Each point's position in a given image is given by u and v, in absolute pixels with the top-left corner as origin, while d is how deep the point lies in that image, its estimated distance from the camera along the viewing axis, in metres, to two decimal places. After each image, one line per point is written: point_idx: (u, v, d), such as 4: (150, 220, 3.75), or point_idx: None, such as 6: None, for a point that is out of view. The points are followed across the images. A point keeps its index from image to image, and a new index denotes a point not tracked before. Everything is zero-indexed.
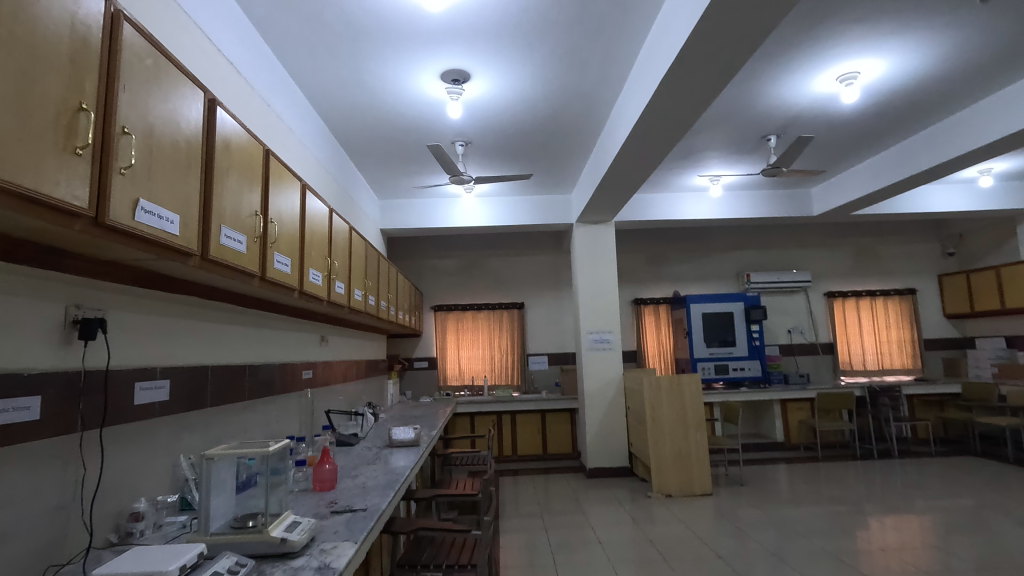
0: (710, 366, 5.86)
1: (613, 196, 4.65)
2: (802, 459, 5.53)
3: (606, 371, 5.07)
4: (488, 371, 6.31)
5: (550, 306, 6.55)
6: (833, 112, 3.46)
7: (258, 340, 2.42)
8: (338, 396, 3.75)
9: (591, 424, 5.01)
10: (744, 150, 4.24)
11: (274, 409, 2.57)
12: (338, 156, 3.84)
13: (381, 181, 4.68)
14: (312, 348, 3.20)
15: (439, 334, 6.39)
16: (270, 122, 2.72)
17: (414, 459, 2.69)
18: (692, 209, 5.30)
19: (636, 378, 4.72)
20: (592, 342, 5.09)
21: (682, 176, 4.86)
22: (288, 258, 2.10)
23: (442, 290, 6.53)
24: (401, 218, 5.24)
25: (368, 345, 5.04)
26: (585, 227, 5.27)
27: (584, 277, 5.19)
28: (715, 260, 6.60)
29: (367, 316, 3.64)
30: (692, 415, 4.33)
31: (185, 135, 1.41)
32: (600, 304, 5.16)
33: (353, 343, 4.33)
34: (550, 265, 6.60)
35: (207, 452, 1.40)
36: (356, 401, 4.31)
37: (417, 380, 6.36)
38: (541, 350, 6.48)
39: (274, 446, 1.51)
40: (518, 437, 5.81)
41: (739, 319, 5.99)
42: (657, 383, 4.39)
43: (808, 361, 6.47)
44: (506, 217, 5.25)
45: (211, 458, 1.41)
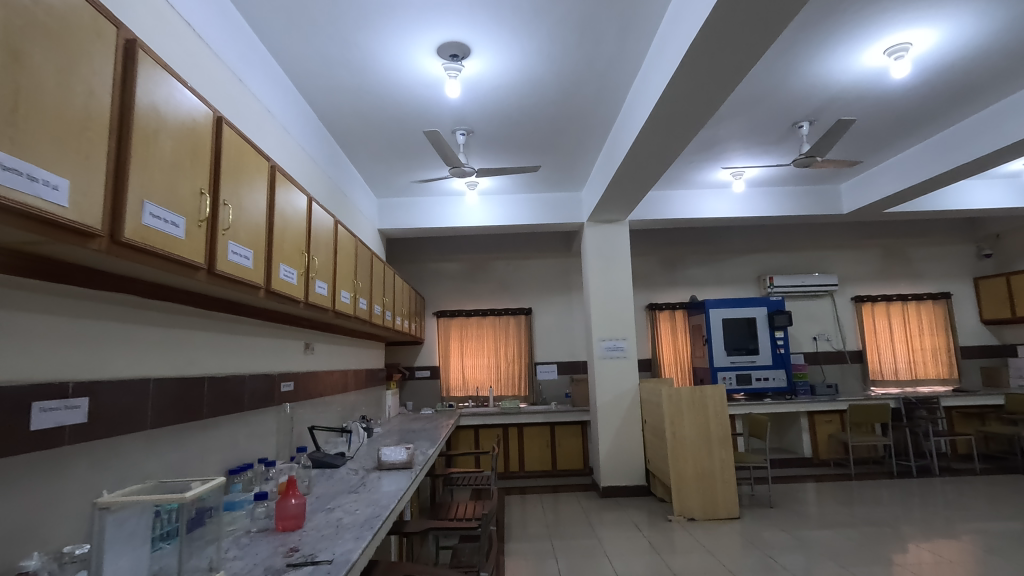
0: (732, 376, 5.47)
1: (627, 192, 4.30)
2: (833, 477, 5.12)
3: (620, 381, 4.70)
4: (493, 380, 5.95)
5: (560, 312, 6.19)
6: (876, 92, 3.10)
7: (221, 347, 2.09)
8: (328, 410, 3.41)
9: (604, 439, 4.64)
10: (772, 140, 3.88)
11: (244, 427, 2.24)
12: (328, 146, 3.51)
13: (377, 176, 4.35)
14: (295, 357, 2.86)
15: (443, 341, 6.05)
16: (244, 102, 2.40)
17: (405, 484, 2.34)
18: (712, 207, 4.94)
19: (653, 389, 4.34)
20: (605, 350, 4.73)
21: (703, 170, 4.49)
22: (249, 250, 1.75)
23: (446, 295, 6.19)
24: (400, 218, 4.91)
25: (365, 353, 4.70)
26: (596, 226, 4.92)
27: (596, 280, 4.84)
28: (734, 263, 6.22)
29: (357, 321, 3.30)
30: (716, 431, 3.93)
31: (87, 79, 1.07)
32: (613, 309, 4.79)
33: (347, 351, 3.99)
34: (559, 269, 6.24)
35: (100, 499, 1.06)
36: (350, 414, 3.97)
37: (419, 390, 6.01)
38: (550, 358, 6.11)
39: (199, 488, 1.18)
40: (526, 451, 5.44)
41: (761, 325, 5.60)
42: (678, 395, 4.01)
43: (835, 370, 6.06)
44: (512, 216, 4.92)
45: (106, 508, 1.06)
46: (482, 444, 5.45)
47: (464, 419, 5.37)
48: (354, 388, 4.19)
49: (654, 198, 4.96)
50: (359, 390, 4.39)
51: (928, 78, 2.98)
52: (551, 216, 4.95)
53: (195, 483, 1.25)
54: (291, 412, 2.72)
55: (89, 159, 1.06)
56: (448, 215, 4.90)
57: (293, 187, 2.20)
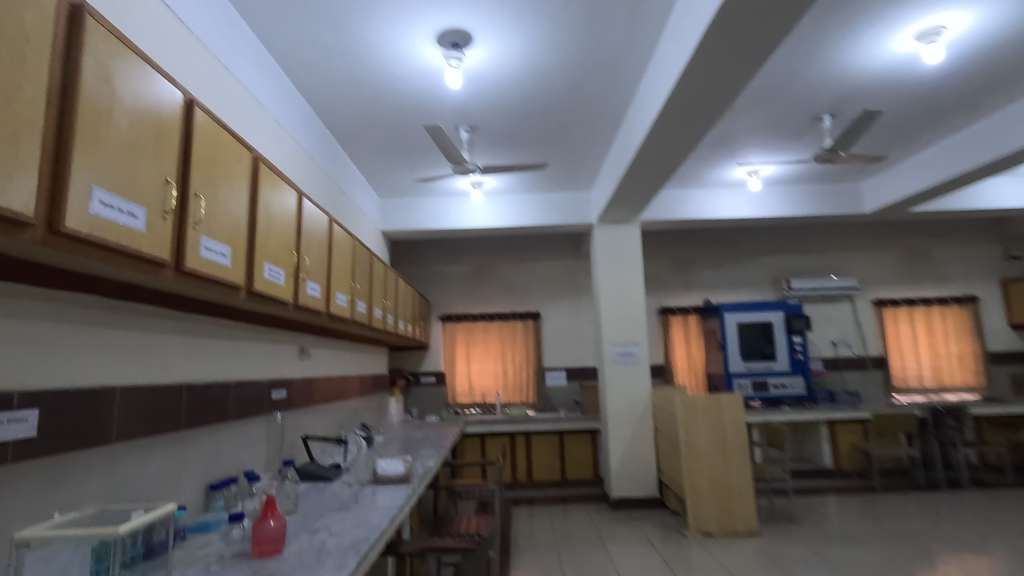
0: (748, 382, 5.26)
1: (638, 190, 4.13)
2: (855, 489, 4.89)
3: (632, 388, 4.52)
4: (501, 387, 5.79)
5: (569, 316, 6.02)
6: (905, 79, 2.92)
7: (202, 352, 1.95)
8: (326, 418, 3.27)
9: (615, 448, 4.45)
10: (791, 135, 3.70)
11: (228, 438, 2.09)
12: (326, 143, 3.38)
13: (379, 175, 4.21)
14: (289, 363, 2.72)
15: (448, 346, 5.90)
16: (231, 93, 2.27)
17: (402, 500, 2.17)
18: (727, 207, 4.75)
19: (666, 397, 4.15)
20: (616, 355, 4.55)
21: (717, 168, 4.31)
22: (227, 248, 1.61)
23: (451, 299, 6.04)
24: (405, 219, 4.78)
25: (368, 359, 4.56)
26: (606, 227, 4.75)
27: (606, 283, 4.66)
28: (749, 266, 6.02)
29: (355, 325, 3.15)
30: (733, 441, 3.73)
31: (17, 45, 0.92)
32: (624, 313, 4.61)
33: (347, 357, 3.85)
34: (567, 271, 6.08)
35: (19, 538, 1.00)
36: (351, 422, 3.83)
37: (424, 397, 5.86)
38: (559, 364, 5.93)
39: (135, 519, 1.13)
40: (534, 460, 5.26)
41: (778, 330, 5.38)
42: (693, 403, 3.81)
43: (856, 377, 5.82)
44: (518, 217, 4.77)
45: (27, 545, 1.02)
46: (488, 453, 5.28)
47: (470, 427, 5.20)
48: (356, 396, 4.04)
49: (667, 198, 4.79)
50: (362, 397, 4.24)
51: (960, 64, 2.79)
52: (560, 216, 4.79)
53: (135, 513, 1.18)
54: (285, 421, 2.57)
55: (18, 137, 0.92)
56: (454, 216, 4.76)
57: (280, 181, 2.05)
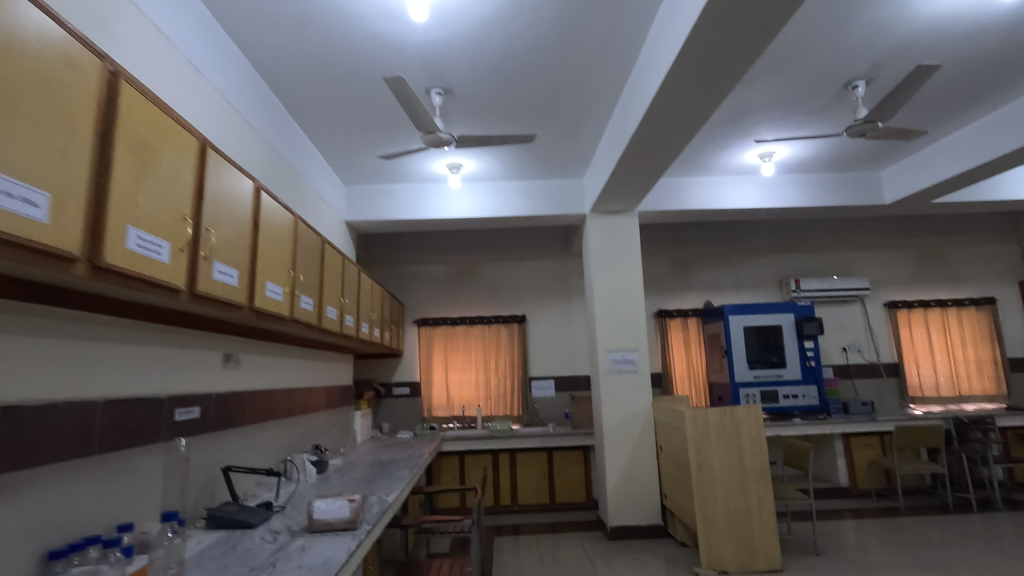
0: (756, 393, 4.75)
1: (639, 175, 3.61)
2: (876, 510, 4.40)
3: (631, 400, 3.98)
4: (483, 398, 5.22)
5: (558, 320, 5.48)
6: (966, 25, 2.44)
7: (36, 360, 1.34)
8: (267, 441, 2.66)
9: (612, 469, 3.90)
10: (814, 109, 3.22)
11: (87, 484, 1.47)
12: (268, 107, 2.81)
13: (339, 153, 3.64)
14: (204, 374, 2.10)
15: (425, 353, 5.32)
16: (115, 14, 1.70)
17: (341, 557, 1.58)
18: (734, 197, 4.28)
19: (671, 411, 3.61)
20: (612, 363, 4.01)
21: (726, 151, 3.82)
22: (42, 194, 1.02)
23: (428, 301, 5.47)
24: (372, 208, 4.20)
25: (331, 369, 3.96)
26: (599, 218, 4.23)
27: (600, 281, 4.13)
28: (752, 266, 5.57)
29: (298, 327, 2.55)
30: (752, 463, 3.21)
31: None
32: (620, 316, 4.08)
33: (302, 366, 3.25)
34: (556, 271, 5.55)
35: None
36: (304, 444, 3.22)
37: (397, 410, 5.26)
38: (547, 373, 5.38)
39: None
40: (519, 481, 4.69)
41: (788, 334, 4.89)
42: (705, 420, 3.26)
43: (869, 386, 5.36)
44: (501, 207, 4.23)
45: None
46: (468, 473, 4.70)
47: (448, 443, 4.62)
48: (313, 411, 3.44)
49: (668, 186, 4.29)
50: (322, 413, 3.64)
51: None
52: (548, 207, 4.25)
53: None
54: (194, 450, 1.96)
55: None
56: (429, 206, 4.21)
57: (169, 119, 1.45)
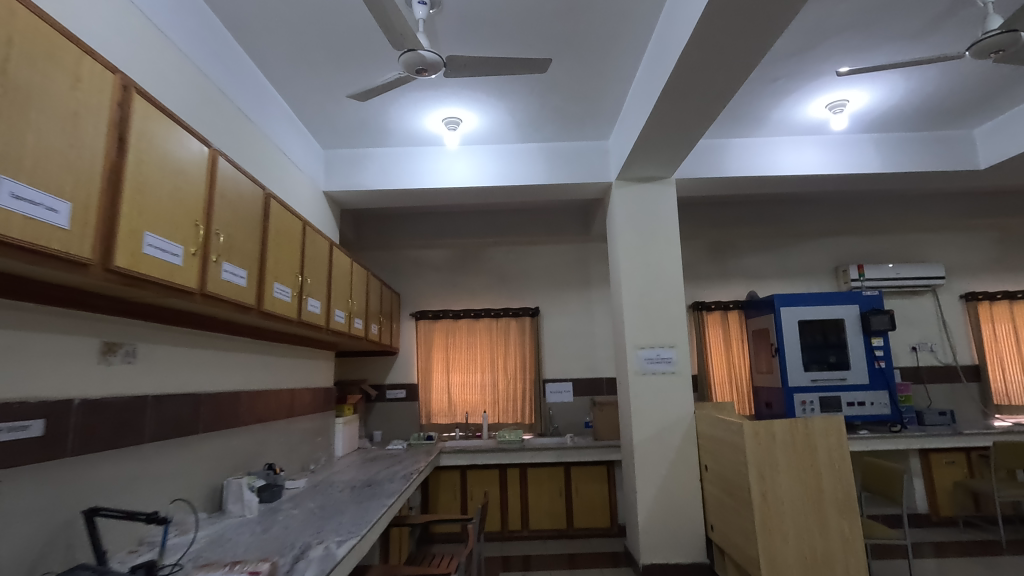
0: (814, 399, 3.95)
1: (681, 123, 2.88)
2: (967, 543, 3.60)
3: (666, 408, 3.24)
4: (489, 403, 4.53)
5: (576, 314, 4.75)
6: None
7: None
8: (189, 459, 1.99)
9: (644, 493, 3.16)
10: (918, 28, 2.46)
11: None
12: (189, 13, 2.14)
13: (308, 99, 2.97)
14: (51, 370, 1.42)
15: (423, 350, 4.63)
16: None
17: None
18: (791, 161, 3.53)
19: (719, 422, 2.87)
20: (643, 362, 3.28)
21: (788, 98, 3.06)
22: None
23: (428, 292, 4.80)
24: (356, 176, 3.52)
25: (307, 367, 3.28)
26: (627, 187, 3.50)
27: (629, 262, 3.39)
28: (802, 252, 4.81)
29: (223, 310, 1.86)
30: (832, 493, 2.46)
31: None
32: (653, 304, 3.35)
33: (258, 363, 2.58)
34: (575, 257, 4.84)
35: None
36: (258, 461, 2.54)
37: (391, 416, 4.59)
38: (563, 374, 4.66)
39: None
40: (530, 502, 3.97)
41: (852, 329, 4.08)
42: (771, 436, 2.50)
43: (945, 393, 4.54)
44: (508, 175, 3.52)
45: None
46: (471, 491, 3.99)
47: (447, 456, 3.92)
48: (276, 419, 2.76)
49: (711, 149, 3.55)
50: (290, 422, 2.97)
51: None
52: (564, 173, 3.54)
53: None
54: (18, 487, 1.29)
55: None
56: (423, 173, 3.52)
57: None
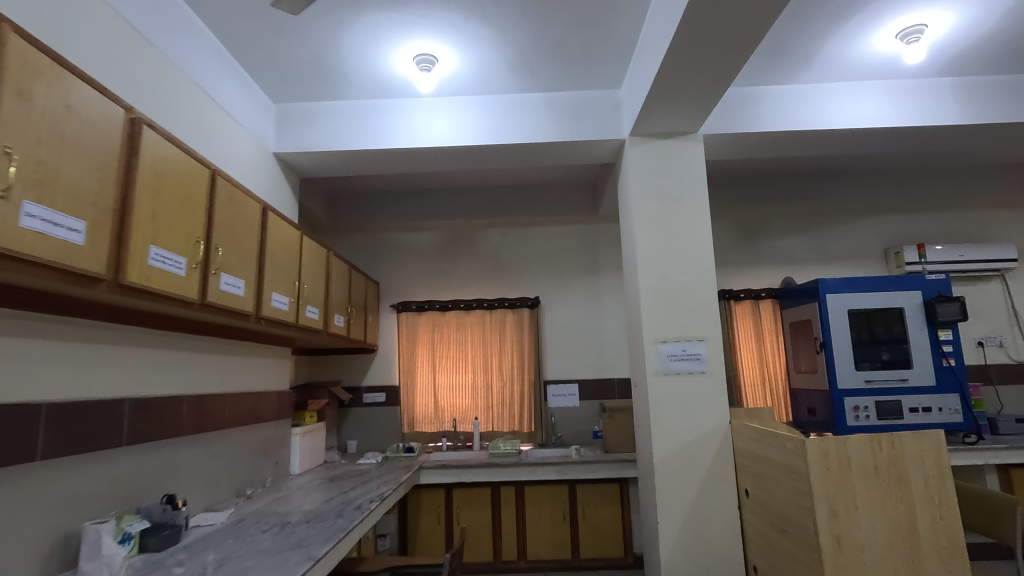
0: (869, 405, 3.28)
1: (717, 53, 2.22)
2: None
3: (695, 417, 2.59)
4: (482, 409, 3.90)
5: (583, 305, 4.11)
6: None
7: None
8: (17, 504, 1.40)
9: (667, 525, 2.51)
10: None
11: None
12: None
13: (241, 26, 2.34)
14: None
15: (406, 348, 4.01)
16: None
17: None
18: (845, 112, 2.87)
19: (764, 437, 2.21)
20: (665, 359, 2.64)
21: (850, 22, 2.40)
22: None
23: (412, 280, 4.18)
24: (313, 135, 2.91)
25: (255, 367, 2.66)
26: (644, 145, 2.85)
27: (647, 236, 2.75)
28: (846, 233, 4.14)
29: (45, 280, 1.24)
30: (930, 540, 1.80)
31: None
32: (677, 288, 2.70)
33: (162, 362, 1.97)
34: (581, 240, 4.20)
35: None
36: (160, 491, 1.93)
37: (370, 424, 3.98)
38: (568, 375, 4.02)
39: None
40: (528, 528, 3.33)
41: (913, 321, 3.40)
42: (845, 459, 1.85)
43: (1019, 396, 3.85)
44: (499, 131, 2.90)
45: None
46: (458, 514, 3.36)
47: (428, 473, 3.30)
48: (196, 432, 2.15)
49: (748, 98, 2.90)
50: (221, 436, 2.35)
51: None
52: (566, 129, 2.90)
53: None
54: None
55: None
56: (394, 130, 2.90)
57: None
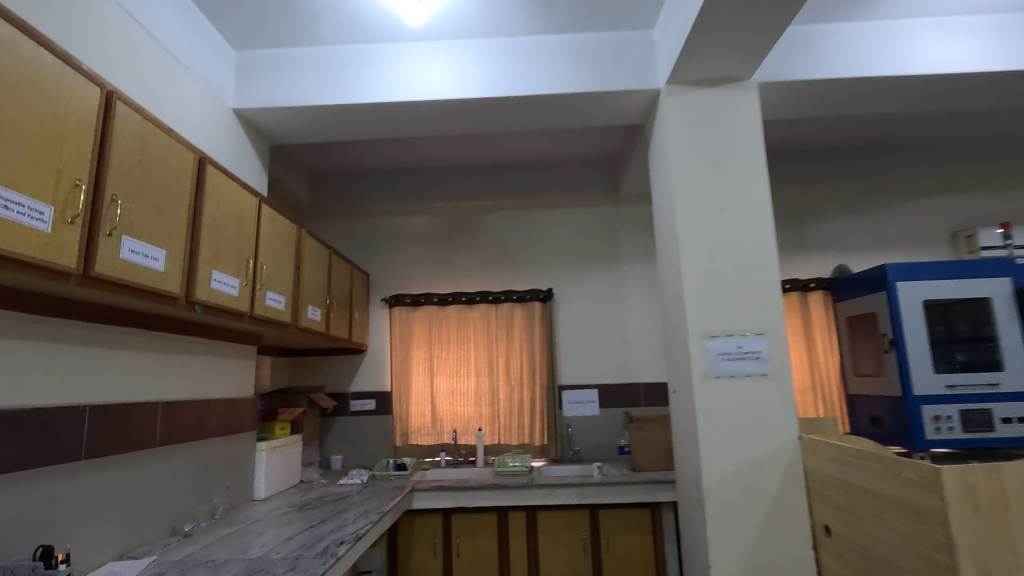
0: (952, 414, 2.72)
1: None
2: None
3: (754, 431, 2.05)
4: (486, 419, 3.37)
5: (602, 298, 3.58)
6: None
7: None
8: None
9: (722, 570, 1.97)
10: None
11: None
12: None
13: None
14: None
15: (399, 348, 3.48)
16: None
17: None
18: (932, 53, 2.33)
19: (859, 461, 1.67)
20: (716, 358, 2.10)
21: None
22: None
23: (406, 271, 3.65)
24: (281, 87, 2.41)
25: (204, 369, 2.14)
26: (684, 95, 2.31)
27: (690, 206, 2.21)
28: (906, 213, 3.58)
29: None
30: None
31: None
32: (729, 270, 2.16)
33: (48, 361, 1.46)
34: (600, 224, 3.67)
35: None
36: (42, 537, 1.42)
37: (357, 436, 3.46)
38: (586, 379, 3.48)
39: None
40: (541, 562, 2.79)
41: (1001, 313, 2.83)
42: (998, 497, 1.32)
43: None
44: (506, 80, 2.38)
45: None
46: (458, 546, 2.82)
47: (423, 496, 2.76)
48: (106, 454, 1.63)
49: (810, 39, 2.36)
50: (149, 459, 1.83)
51: None
52: (587, 79, 2.38)
53: None
54: None
55: None
56: (377, 81, 2.39)
57: None
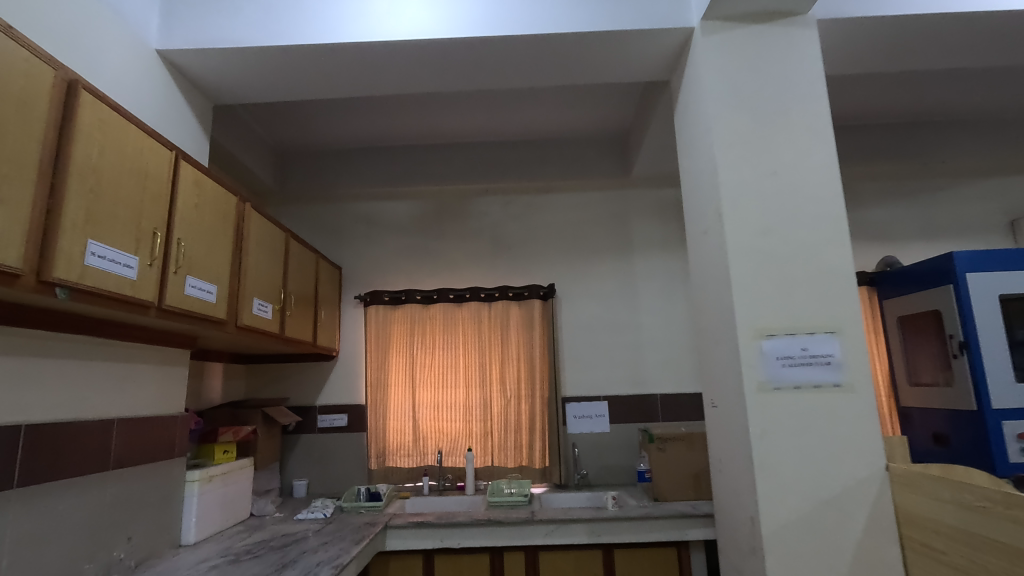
0: None
1: None
2: None
3: (826, 460, 1.56)
4: (477, 437, 2.86)
5: (611, 295, 3.09)
6: None
7: None
8: None
9: None
10: None
11: None
12: None
13: None
14: None
15: (375, 353, 2.98)
16: None
17: None
18: None
19: (1001, 508, 1.18)
20: (774, 365, 1.61)
21: None
22: None
23: (385, 264, 3.16)
24: (219, 24, 1.92)
25: (103, 379, 1.63)
26: (724, 33, 1.84)
27: (735, 171, 1.73)
28: (956, 199, 3.14)
29: None
30: None
31: None
32: (788, 251, 1.68)
33: None
34: (608, 211, 3.20)
35: None
36: None
37: (325, 457, 2.94)
38: (593, 389, 2.99)
39: None
40: None
41: None
42: None
43: None
44: (502, 16, 1.90)
45: None
46: None
47: (398, 534, 2.25)
48: None
49: None
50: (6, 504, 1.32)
51: None
52: (603, 15, 1.90)
53: None
54: None
55: None
56: (340, 16, 1.91)
57: None
